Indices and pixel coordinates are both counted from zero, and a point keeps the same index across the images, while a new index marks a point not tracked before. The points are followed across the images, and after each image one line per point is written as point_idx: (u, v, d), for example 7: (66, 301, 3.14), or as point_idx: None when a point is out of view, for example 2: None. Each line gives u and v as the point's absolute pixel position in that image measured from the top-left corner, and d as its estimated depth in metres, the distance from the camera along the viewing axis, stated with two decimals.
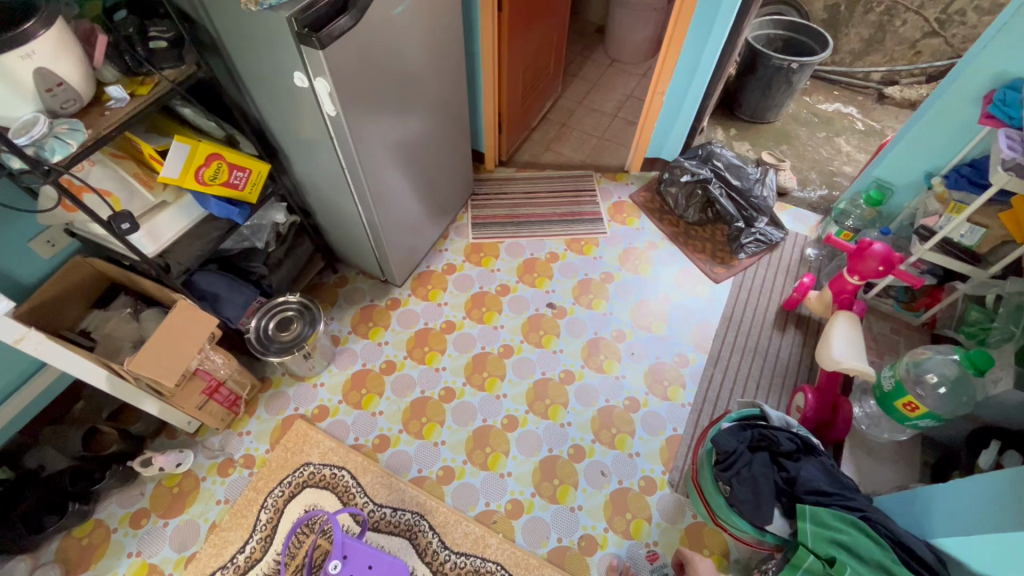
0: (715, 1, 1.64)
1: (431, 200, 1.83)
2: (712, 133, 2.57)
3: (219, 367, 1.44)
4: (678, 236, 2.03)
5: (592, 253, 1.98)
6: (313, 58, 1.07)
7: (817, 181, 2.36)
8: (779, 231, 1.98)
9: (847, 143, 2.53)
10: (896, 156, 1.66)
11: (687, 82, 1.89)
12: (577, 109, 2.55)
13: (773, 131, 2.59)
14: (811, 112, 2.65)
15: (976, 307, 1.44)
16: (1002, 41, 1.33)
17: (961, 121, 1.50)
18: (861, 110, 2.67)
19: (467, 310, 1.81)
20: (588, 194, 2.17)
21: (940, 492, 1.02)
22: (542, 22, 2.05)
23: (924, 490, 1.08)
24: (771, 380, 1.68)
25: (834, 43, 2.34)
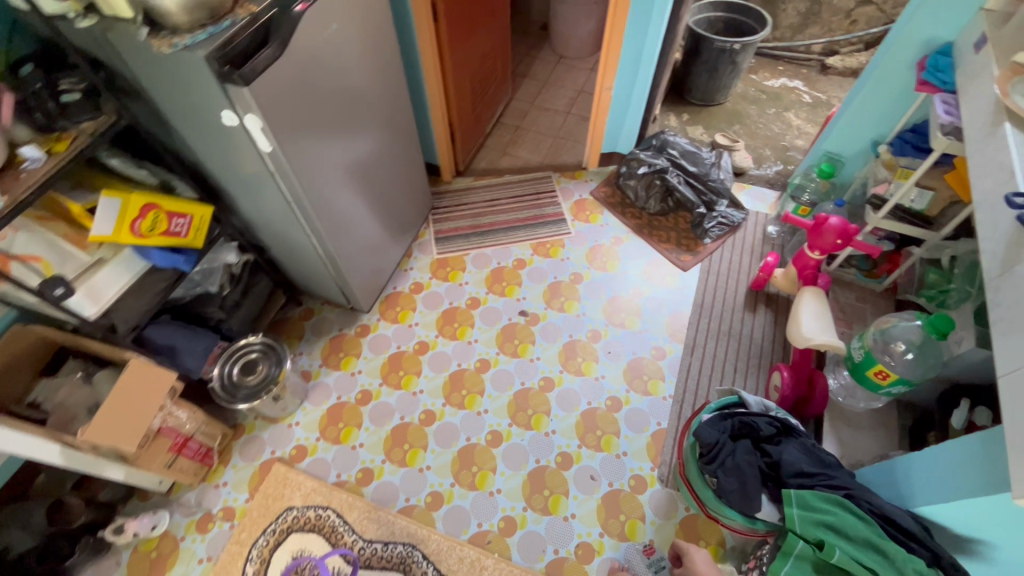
0: None
1: (390, 220, 1.79)
2: (665, 120, 2.58)
3: (185, 422, 1.37)
4: (642, 228, 2.03)
5: (559, 255, 1.97)
6: (239, 95, 1.02)
7: (772, 157, 2.39)
8: (740, 212, 2.00)
9: (797, 116, 2.57)
10: (842, 128, 1.69)
11: (633, 74, 1.90)
12: (530, 110, 2.53)
13: (724, 112, 2.61)
14: (759, 90, 2.69)
15: (934, 268, 1.47)
16: (928, 9, 1.35)
17: (899, 88, 1.53)
18: (806, 83, 2.72)
19: (439, 328, 1.78)
20: (549, 196, 2.15)
21: (913, 457, 1.04)
22: (483, 28, 2.03)
23: (900, 457, 1.09)
24: (747, 361, 1.69)
25: (771, 20, 2.37)
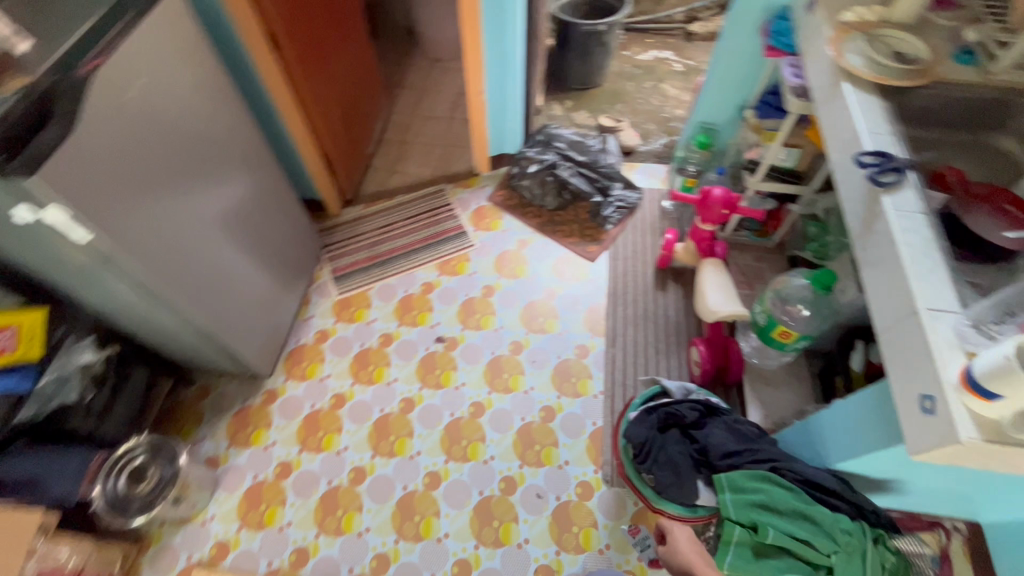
0: None
1: (275, 273, 1.64)
2: (550, 109, 2.56)
3: (68, 559, 1.18)
4: (545, 226, 2.00)
5: (466, 270, 1.90)
6: (25, 188, 0.87)
7: (656, 131, 2.43)
8: (635, 193, 2.02)
9: (672, 87, 2.64)
10: (710, 99, 1.73)
11: (503, 76, 1.83)
12: (412, 122, 2.42)
13: (605, 93, 2.63)
14: (633, 66, 2.73)
15: (813, 222, 1.56)
16: None
17: (752, 55, 1.58)
18: (675, 52, 2.79)
19: (353, 376, 1.67)
20: (446, 210, 2.07)
21: (822, 414, 1.07)
22: (344, 49, 1.90)
23: (812, 416, 1.12)
24: (667, 341, 1.71)
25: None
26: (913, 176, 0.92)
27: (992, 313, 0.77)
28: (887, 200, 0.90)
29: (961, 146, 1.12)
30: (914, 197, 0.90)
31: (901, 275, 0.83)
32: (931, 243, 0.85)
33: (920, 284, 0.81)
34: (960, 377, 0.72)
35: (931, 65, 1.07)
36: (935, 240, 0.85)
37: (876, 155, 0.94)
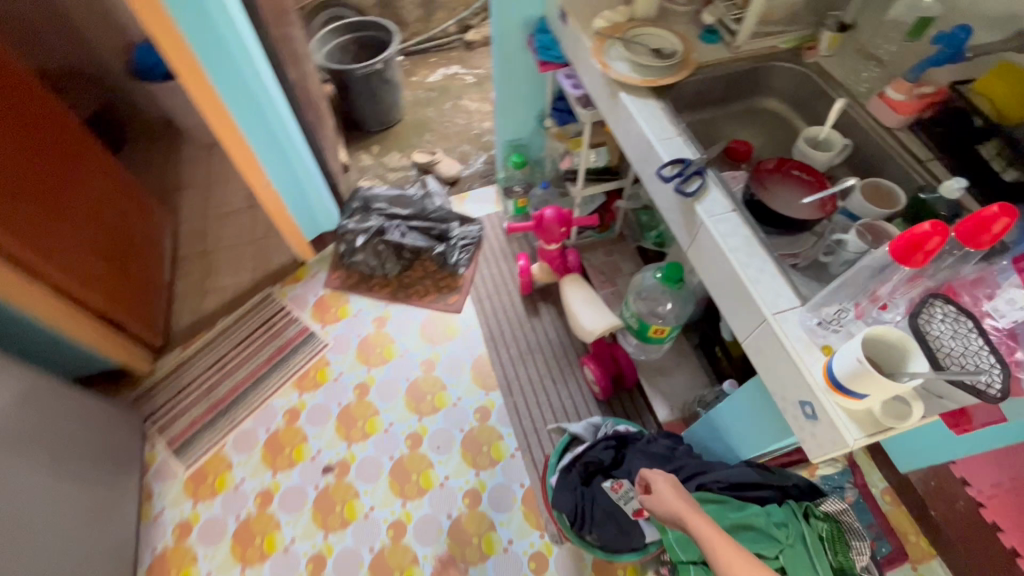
0: (244, 86, 1.34)
1: (86, 491, 1.28)
2: (358, 161, 2.37)
3: None
4: (397, 293, 1.83)
5: (329, 376, 1.67)
6: None
7: (473, 151, 2.37)
8: (474, 225, 1.92)
9: (472, 100, 2.59)
10: (508, 117, 1.68)
11: (290, 166, 1.59)
12: (206, 224, 2.07)
13: (409, 125, 2.50)
14: (426, 89, 2.63)
15: (642, 210, 1.61)
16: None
17: (529, 68, 1.55)
18: (462, 65, 2.74)
19: (240, 560, 1.38)
20: (282, 315, 1.81)
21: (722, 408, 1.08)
22: (85, 184, 1.52)
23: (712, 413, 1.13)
24: (559, 365, 1.67)
25: (394, 25, 2.28)
26: (711, 175, 0.93)
27: (839, 300, 0.75)
28: (698, 207, 0.90)
29: (737, 116, 1.19)
30: (721, 196, 0.91)
31: (740, 285, 0.83)
32: (751, 240, 0.86)
33: (757, 288, 0.81)
34: (825, 379, 0.72)
35: (688, 53, 1.09)
36: (752, 235, 0.86)
37: (674, 164, 0.93)
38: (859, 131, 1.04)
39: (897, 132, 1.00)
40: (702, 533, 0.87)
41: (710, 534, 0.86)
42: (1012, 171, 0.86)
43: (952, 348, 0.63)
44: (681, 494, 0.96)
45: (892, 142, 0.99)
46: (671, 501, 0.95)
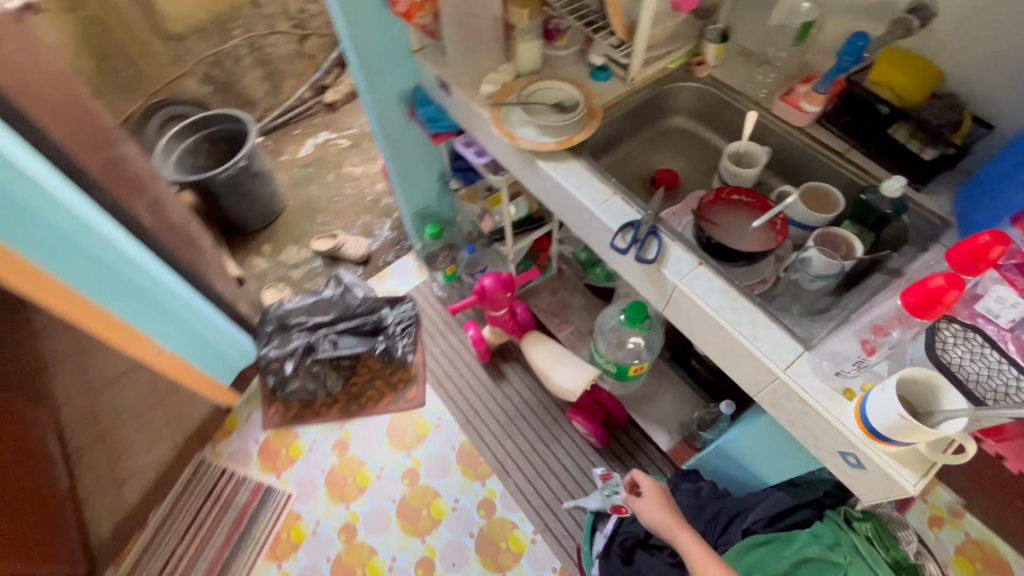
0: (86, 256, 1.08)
1: None
2: (252, 266, 2.11)
3: None
4: (350, 407, 1.64)
5: (305, 530, 1.47)
6: None
7: (374, 220, 2.20)
8: (407, 304, 1.76)
9: (354, 165, 2.40)
10: (409, 190, 1.55)
11: (178, 318, 1.34)
12: (91, 397, 1.72)
13: (296, 211, 2.27)
14: (301, 166, 2.41)
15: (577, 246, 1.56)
16: (375, 78, 1.20)
17: (418, 137, 1.42)
18: (331, 129, 2.54)
19: None
20: (226, 479, 1.55)
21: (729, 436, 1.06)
22: None
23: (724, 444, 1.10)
24: (545, 424, 1.57)
25: (245, 113, 2.03)
26: (664, 230, 0.88)
27: (844, 339, 0.72)
28: (665, 270, 0.84)
29: (649, 146, 1.16)
30: (682, 251, 0.86)
31: (738, 346, 0.78)
32: (728, 291, 0.81)
33: (757, 344, 0.76)
34: (859, 426, 0.69)
35: (589, 99, 1.03)
36: (728, 284, 0.82)
37: (625, 230, 0.88)
38: (772, 135, 1.03)
39: (809, 129, 1.00)
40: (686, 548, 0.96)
41: (695, 549, 0.95)
42: (930, 150, 0.88)
43: (975, 370, 0.63)
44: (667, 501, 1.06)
45: (807, 141, 0.99)
46: (658, 507, 1.04)
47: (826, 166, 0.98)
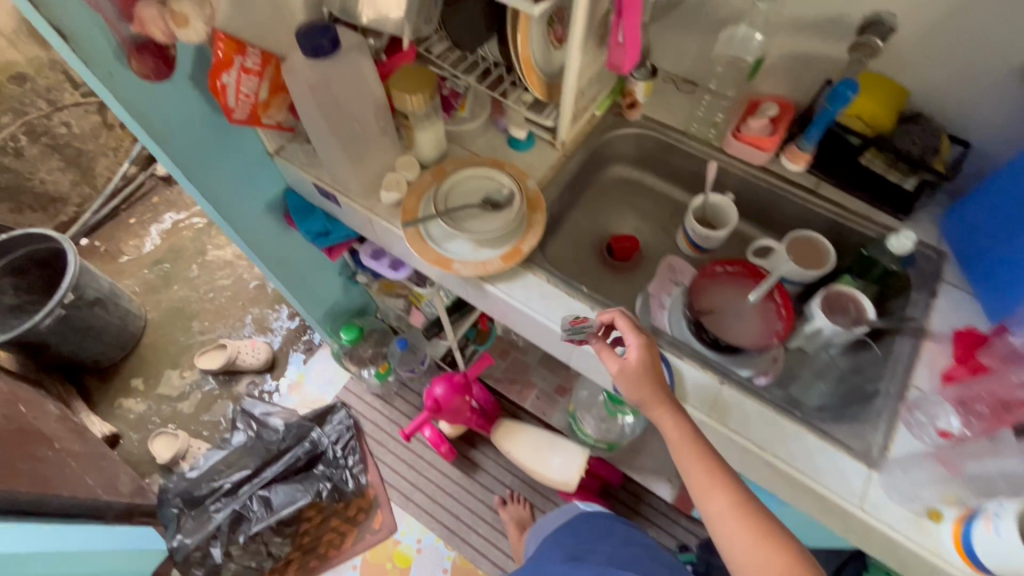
0: None
1: None
2: (124, 411, 1.67)
3: None
4: (308, 565, 1.36)
5: None
6: None
7: (267, 310, 1.82)
8: (340, 416, 1.50)
9: (220, 245, 1.97)
10: (311, 299, 1.25)
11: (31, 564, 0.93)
12: None
13: (161, 323, 1.82)
14: (152, 264, 1.94)
15: None
16: (229, 202, 0.89)
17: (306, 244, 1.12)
18: (177, 207, 2.06)
19: None
20: None
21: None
22: None
23: None
24: (537, 508, 1.41)
25: (58, 234, 1.54)
26: (666, 348, 0.72)
27: (920, 466, 0.62)
28: (687, 406, 0.68)
29: (593, 208, 0.98)
30: (696, 371, 0.70)
31: (798, 484, 0.65)
32: (764, 413, 0.68)
33: (819, 479, 0.64)
34: (965, 559, 0.58)
35: (523, 187, 0.82)
36: (760, 404, 0.68)
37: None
38: (732, 178, 0.90)
39: (770, 166, 0.88)
40: (661, 427, 0.62)
41: (672, 431, 0.61)
42: (910, 179, 0.79)
43: None
44: (649, 367, 0.64)
45: (774, 182, 0.87)
46: (643, 377, 0.62)
47: (800, 206, 0.86)
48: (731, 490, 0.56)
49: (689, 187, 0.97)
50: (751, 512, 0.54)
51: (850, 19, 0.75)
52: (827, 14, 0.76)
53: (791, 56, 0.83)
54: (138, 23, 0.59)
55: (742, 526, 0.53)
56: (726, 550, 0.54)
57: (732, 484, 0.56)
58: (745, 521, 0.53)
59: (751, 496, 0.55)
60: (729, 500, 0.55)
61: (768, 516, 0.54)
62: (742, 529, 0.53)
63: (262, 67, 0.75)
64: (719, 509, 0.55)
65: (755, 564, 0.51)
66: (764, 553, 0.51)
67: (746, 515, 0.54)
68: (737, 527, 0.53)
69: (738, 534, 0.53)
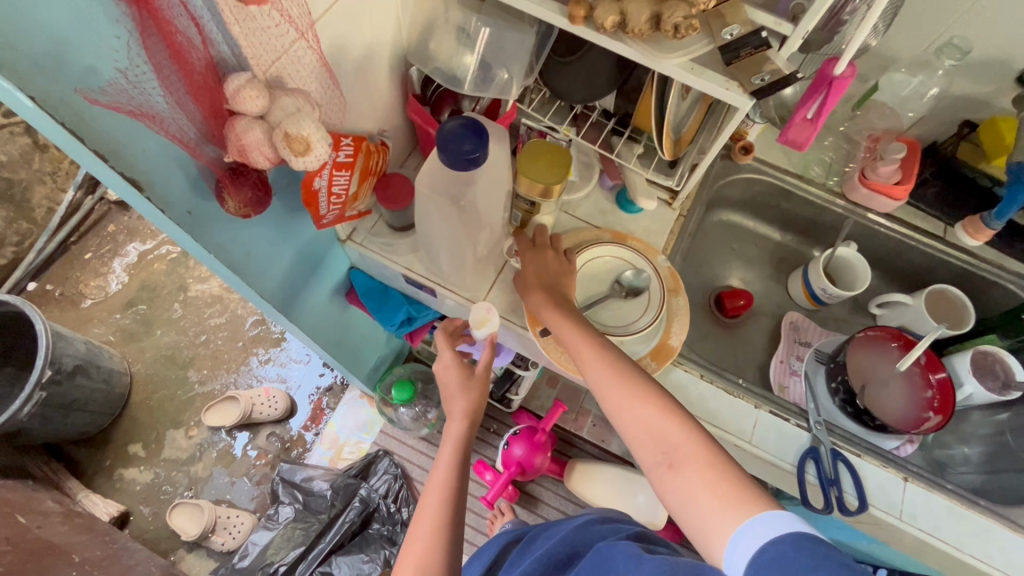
0: None
1: None
2: (127, 483, 1.47)
3: None
4: None
5: None
6: None
7: (275, 350, 1.62)
8: (380, 468, 1.38)
9: (202, 277, 1.69)
10: (359, 363, 1.11)
11: None
12: None
13: (151, 377, 1.57)
14: (122, 305, 1.63)
15: None
16: (296, 304, 0.73)
17: (358, 320, 0.98)
18: (139, 232, 1.72)
19: None
20: None
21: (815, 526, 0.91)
22: None
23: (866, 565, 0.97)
24: None
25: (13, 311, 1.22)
26: (843, 445, 0.68)
27: None
28: (878, 511, 0.65)
29: (696, 260, 0.89)
30: (879, 470, 0.67)
31: None
32: (954, 509, 0.65)
33: None
34: None
35: (658, 264, 0.72)
36: (947, 499, 0.66)
37: (807, 464, 0.67)
38: (857, 226, 0.83)
39: (901, 213, 0.81)
40: (552, 325, 0.61)
41: (556, 319, 0.61)
42: None
43: None
44: (546, 267, 0.66)
45: (902, 231, 0.81)
46: (534, 282, 0.65)
47: (928, 255, 0.81)
48: (608, 358, 0.57)
49: (799, 232, 0.90)
50: (629, 373, 0.55)
51: (1013, 64, 0.67)
52: (986, 56, 0.68)
53: (943, 97, 0.75)
54: (238, 151, 0.43)
55: (618, 388, 0.54)
56: (612, 410, 0.54)
57: (606, 349, 0.57)
58: (627, 385, 0.54)
59: (629, 361, 0.56)
60: (604, 365, 0.56)
61: (645, 375, 0.55)
62: (617, 392, 0.54)
63: (354, 157, 0.58)
64: (598, 379, 0.56)
65: (632, 419, 0.52)
66: (637, 406, 0.52)
67: (625, 378, 0.54)
68: (615, 389, 0.54)
69: (618, 393, 0.54)
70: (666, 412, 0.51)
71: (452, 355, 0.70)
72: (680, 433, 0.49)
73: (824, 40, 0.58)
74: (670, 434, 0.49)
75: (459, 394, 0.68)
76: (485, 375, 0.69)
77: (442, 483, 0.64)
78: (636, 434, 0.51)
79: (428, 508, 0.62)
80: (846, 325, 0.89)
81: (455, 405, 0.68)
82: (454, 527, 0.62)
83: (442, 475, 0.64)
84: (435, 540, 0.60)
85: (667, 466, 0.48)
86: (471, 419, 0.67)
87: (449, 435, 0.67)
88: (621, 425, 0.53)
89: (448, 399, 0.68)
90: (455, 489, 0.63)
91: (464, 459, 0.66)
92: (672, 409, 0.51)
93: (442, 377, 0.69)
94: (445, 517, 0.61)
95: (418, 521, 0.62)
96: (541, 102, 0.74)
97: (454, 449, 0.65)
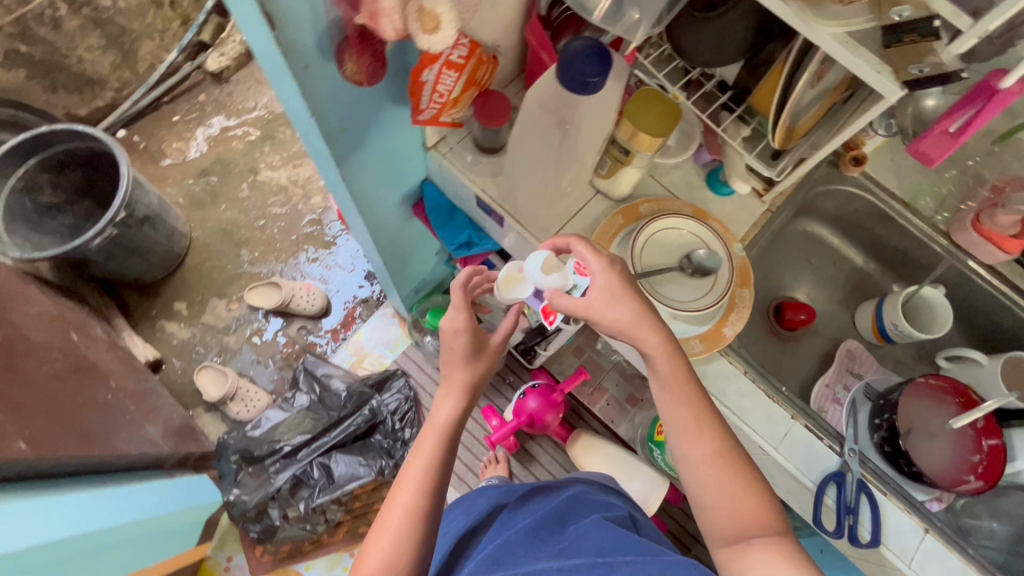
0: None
1: None
2: (166, 335, 1.57)
3: None
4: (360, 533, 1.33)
5: None
6: None
7: (323, 252, 1.66)
8: (392, 387, 1.41)
9: (272, 167, 1.74)
10: (406, 278, 1.13)
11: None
12: None
13: (208, 245, 1.65)
14: (196, 173, 1.71)
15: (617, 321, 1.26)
16: (368, 198, 0.74)
17: (414, 238, 0.99)
18: (225, 109, 1.77)
19: None
20: None
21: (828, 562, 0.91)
22: None
23: None
24: None
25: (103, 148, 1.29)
26: (872, 480, 0.66)
27: None
28: (889, 552, 0.63)
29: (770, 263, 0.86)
30: (901, 516, 0.65)
31: None
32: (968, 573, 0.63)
33: None
34: None
35: (733, 252, 0.69)
36: (965, 562, 0.63)
37: (827, 488, 0.65)
38: (952, 271, 0.78)
39: (1005, 270, 0.76)
40: (656, 371, 0.55)
41: (664, 360, 0.55)
42: None
43: None
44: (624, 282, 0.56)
45: (1000, 287, 0.75)
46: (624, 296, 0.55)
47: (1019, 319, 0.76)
48: (714, 433, 0.54)
49: (885, 262, 0.85)
50: (731, 455, 0.53)
51: None
52: None
53: None
54: (371, 14, 0.42)
55: (721, 468, 0.53)
56: (700, 492, 0.53)
57: (711, 421, 0.55)
58: (727, 469, 0.53)
59: (731, 448, 0.54)
60: (711, 443, 0.54)
61: (744, 460, 0.54)
62: (719, 468, 0.53)
63: (466, 59, 0.57)
64: (698, 452, 0.53)
65: (727, 499, 0.52)
66: (738, 492, 0.52)
67: (726, 467, 0.53)
68: (713, 468, 0.53)
69: (717, 477, 0.52)
70: (759, 497, 0.52)
71: (464, 317, 0.65)
72: (767, 523, 0.50)
73: (993, 53, 0.52)
74: (758, 520, 0.50)
75: (462, 365, 0.65)
76: (497, 349, 0.67)
77: (423, 468, 0.60)
78: (721, 521, 0.52)
79: (406, 490, 0.59)
80: (902, 369, 0.86)
81: (454, 378, 0.65)
82: (434, 507, 0.59)
83: (424, 452, 0.62)
84: (407, 528, 0.56)
85: (747, 547, 0.50)
86: (466, 396, 0.65)
87: (443, 407, 0.64)
88: (707, 509, 0.53)
89: (448, 367, 0.65)
90: (440, 471, 0.60)
91: (454, 436, 0.63)
92: (764, 498, 0.52)
93: (449, 339, 0.65)
94: (424, 499, 0.58)
95: (393, 499, 0.59)
96: (657, 59, 0.69)
97: (444, 428, 0.63)
